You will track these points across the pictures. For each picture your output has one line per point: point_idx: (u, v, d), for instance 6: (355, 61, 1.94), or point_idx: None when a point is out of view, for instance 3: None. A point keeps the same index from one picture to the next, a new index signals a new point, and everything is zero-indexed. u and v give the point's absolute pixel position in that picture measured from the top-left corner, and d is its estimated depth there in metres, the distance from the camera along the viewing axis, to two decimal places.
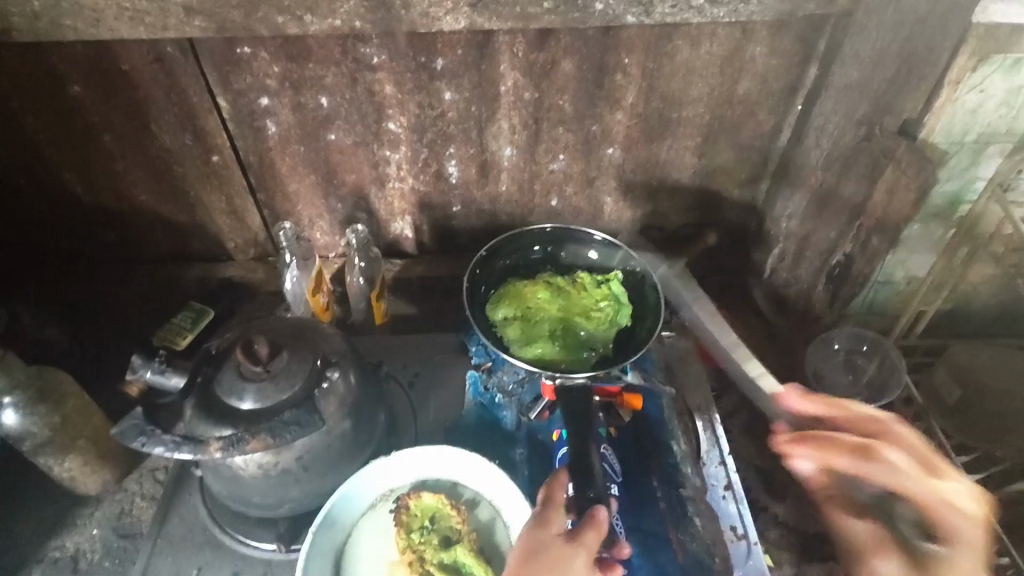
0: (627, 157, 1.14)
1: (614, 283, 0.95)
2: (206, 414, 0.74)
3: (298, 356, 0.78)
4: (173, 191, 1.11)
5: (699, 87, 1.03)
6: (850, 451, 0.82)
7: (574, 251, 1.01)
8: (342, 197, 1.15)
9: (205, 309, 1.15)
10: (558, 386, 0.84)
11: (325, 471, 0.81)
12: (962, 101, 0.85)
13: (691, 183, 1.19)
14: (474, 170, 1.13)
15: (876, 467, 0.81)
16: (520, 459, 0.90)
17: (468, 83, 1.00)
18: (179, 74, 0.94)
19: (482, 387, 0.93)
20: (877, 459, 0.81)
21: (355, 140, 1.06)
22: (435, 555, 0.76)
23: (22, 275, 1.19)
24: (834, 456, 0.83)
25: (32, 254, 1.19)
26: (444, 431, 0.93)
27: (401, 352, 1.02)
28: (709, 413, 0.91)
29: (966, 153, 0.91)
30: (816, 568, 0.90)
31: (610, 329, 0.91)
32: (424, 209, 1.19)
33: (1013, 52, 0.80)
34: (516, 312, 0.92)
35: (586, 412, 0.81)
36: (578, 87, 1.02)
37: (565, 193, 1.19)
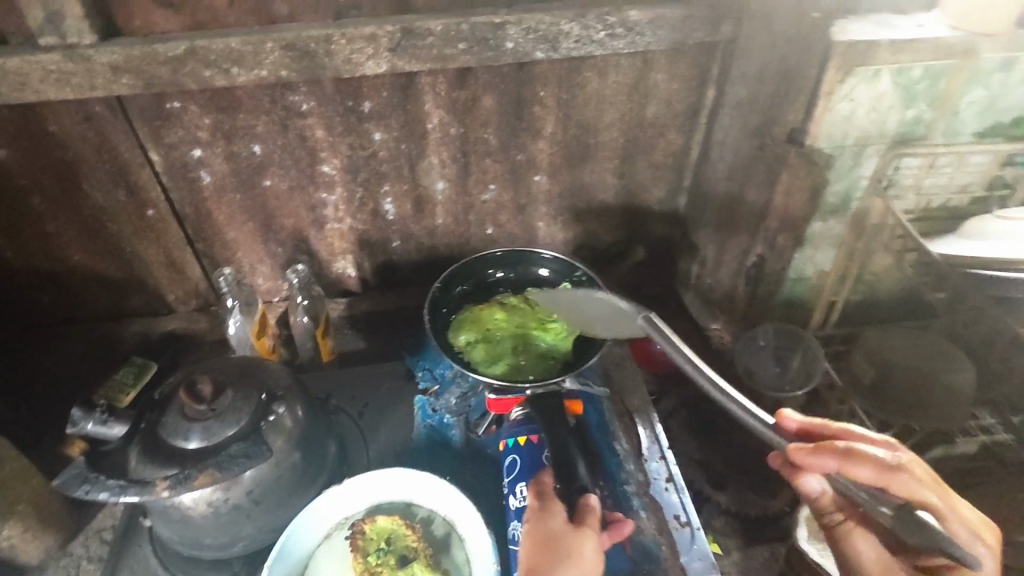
0: (553, 182, 1.21)
1: (565, 294, 0.99)
2: (156, 461, 0.74)
3: (243, 393, 0.79)
4: (108, 248, 1.11)
5: (610, 114, 1.12)
6: (877, 462, 0.67)
7: (525, 271, 1.05)
8: (281, 241, 1.18)
9: (148, 363, 1.12)
10: (529, 397, 0.88)
11: (277, 504, 0.82)
12: (836, 110, 0.94)
13: (615, 202, 1.27)
14: (410, 205, 1.18)
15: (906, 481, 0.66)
16: (472, 474, 0.93)
17: (396, 123, 1.06)
18: (109, 131, 0.97)
19: (430, 410, 0.98)
20: (907, 472, 0.66)
21: (290, 185, 1.10)
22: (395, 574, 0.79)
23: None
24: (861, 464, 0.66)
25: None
26: (396, 455, 0.95)
27: (349, 385, 1.04)
28: (647, 414, 0.96)
29: (848, 155, 1.01)
30: (759, 549, 0.97)
31: (568, 338, 0.94)
32: (365, 248, 1.22)
33: (871, 65, 0.90)
34: (476, 335, 0.95)
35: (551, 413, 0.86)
36: (500, 121, 1.10)
37: (499, 221, 1.25)
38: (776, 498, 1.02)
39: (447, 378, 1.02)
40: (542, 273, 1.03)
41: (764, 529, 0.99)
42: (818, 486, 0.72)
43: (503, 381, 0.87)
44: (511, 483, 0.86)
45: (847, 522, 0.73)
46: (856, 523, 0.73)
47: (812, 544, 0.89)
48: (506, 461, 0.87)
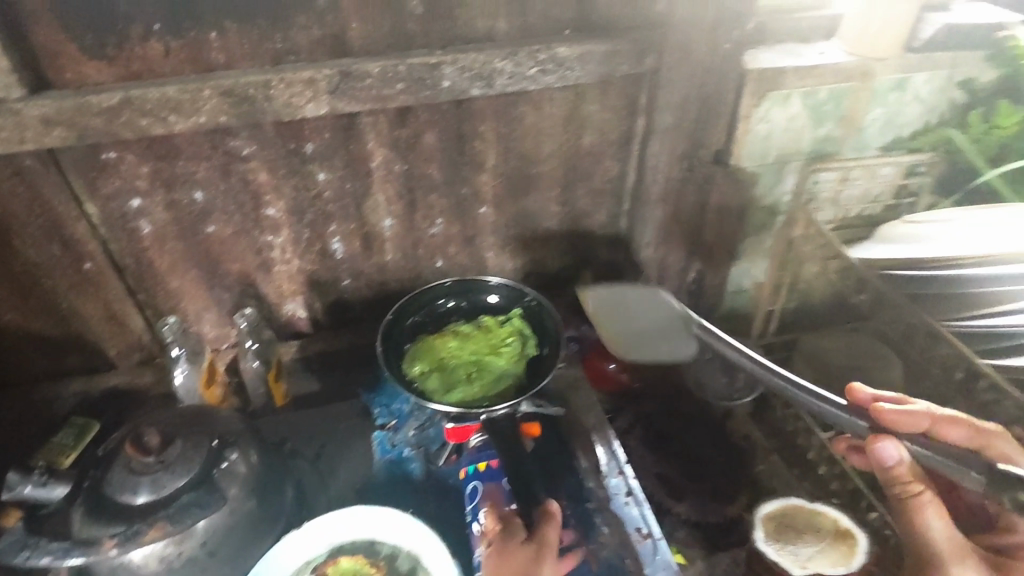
0: (499, 213, 1.24)
1: (517, 319, 1.01)
2: (97, 522, 0.72)
3: (193, 442, 0.78)
4: (43, 305, 1.07)
5: (548, 145, 1.17)
6: (968, 427, 0.86)
7: (476, 299, 1.06)
8: (228, 286, 1.16)
9: (91, 421, 1.06)
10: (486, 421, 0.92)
11: (234, 555, 0.79)
12: (756, 131, 1.04)
13: (560, 230, 1.31)
14: (358, 243, 1.19)
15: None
16: (434, 505, 0.92)
17: (339, 162, 1.07)
18: (41, 185, 0.94)
19: (389, 444, 0.98)
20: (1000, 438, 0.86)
21: (234, 230, 1.09)
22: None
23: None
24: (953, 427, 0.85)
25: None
26: (356, 494, 0.94)
27: (305, 427, 1.02)
28: (603, 430, 0.97)
29: (770, 172, 1.09)
30: (722, 556, 0.99)
31: (521, 361, 0.96)
32: (315, 288, 1.22)
33: (783, 89, 1.00)
34: (431, 365, 0.95)
35: (508, 439, 0.91)
36: (442, 156, 1.13)
37: (448, 254, 1.27)
38: (734, 504, 1.06)
39: (405, 413, 1.02)
40: (492, 299, 1.04)
41: (725, 535, 1.02)
42: (896, 454, 0.79)
43: (458, 408, 0.88)
44: (473, 510, 0.86)
45: (924, 495, 0.81)
46: (927, 499, 0.81)
47: (769, 544, 0.92)
48: (467, 488, 0.89)
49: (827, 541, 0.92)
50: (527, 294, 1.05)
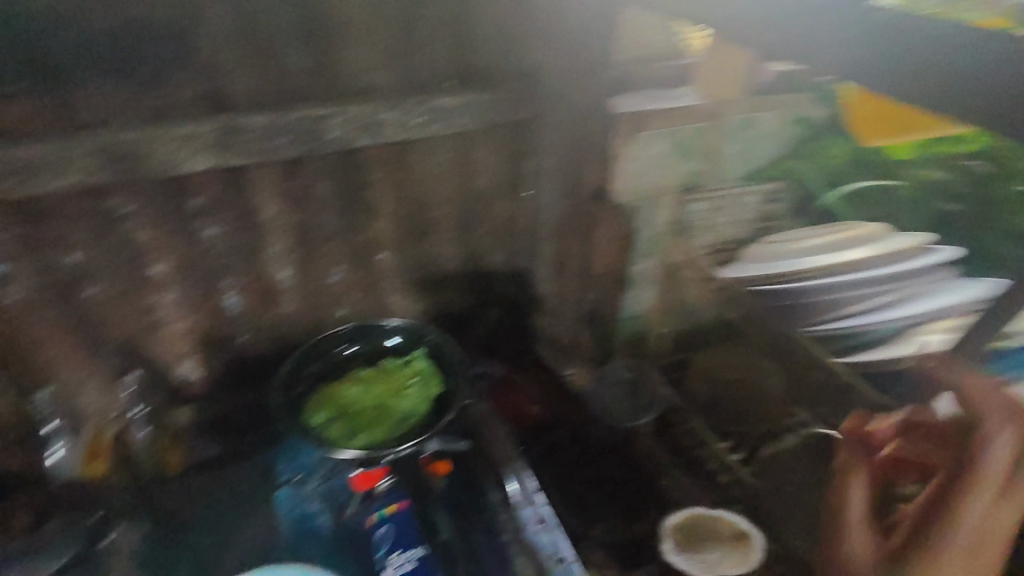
0: (400, 258, 1.26)
1: (419, 359, 1.03)
2: None
3: None
4: None
5: (441, 189, 1.22)
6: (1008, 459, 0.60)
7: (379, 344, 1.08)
8: (111, 353, 1.08)
9: None
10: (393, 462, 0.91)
11: None
12: (628, 170, 1.14)
13: (461, 271, 1.34)
14: (255, 297, 1.16)
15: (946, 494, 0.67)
16: (340, 559, 0.86)
17: (229, 216, 1.06)
18: None
19: (292, 501, 0.92)
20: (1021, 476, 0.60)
21: (116, 292, 1.04)
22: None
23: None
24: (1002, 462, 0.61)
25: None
26: (259, 557, 0.87)
27: (200, 493, 0.94)
28: (516, 464, 0.96)
29: (648, 205, 1.19)
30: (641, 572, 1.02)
31: (425, 399, 0.97)
32: (209, 347, 1.17)
33: (648, 130, 1.10)
34: (333, 412, 0.95)
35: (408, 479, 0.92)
36: (338, 205, 1.15)
37: (352, 302, 1.26)
38: (645, 519, 1.09)
39: (309, 466, 0.96)
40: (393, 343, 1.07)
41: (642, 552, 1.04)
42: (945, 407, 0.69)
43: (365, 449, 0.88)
44: (383, 556, 0.82)
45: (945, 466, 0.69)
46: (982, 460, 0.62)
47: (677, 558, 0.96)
48: (375, 536, 0.84)
49: (730, 547, 0.95)
50: (424, 335, 1.08)
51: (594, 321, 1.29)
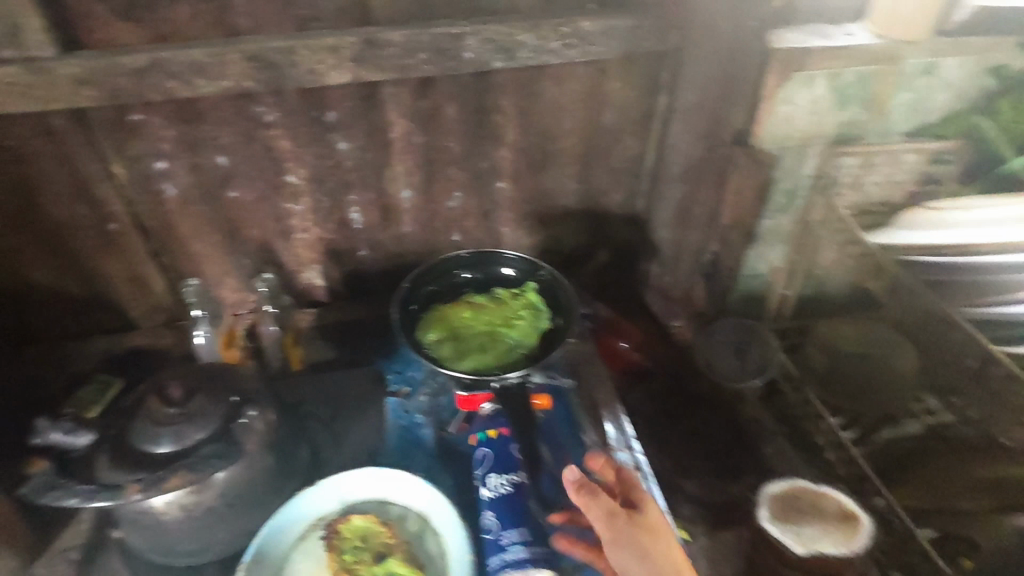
0: (517, 189, 1.24)
1: (531, 292, 1.03)
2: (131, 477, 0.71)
3: (213, 395, 0.78)
4: (68, 264, 1.08)
5: (568, 121, 1.17)
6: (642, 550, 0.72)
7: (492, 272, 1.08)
8: (248, 253, 1.17)
9: (114, 376, 0.99)
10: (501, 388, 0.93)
11: (250, 506, 0.80)
12: (778, 113, 1.02)
13: (577, 207, 1.30)
14: (377, 214, 1.20)
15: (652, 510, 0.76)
16: (441, 471, 0.91)
17: (360, 132, 1.08)
18: (70, 144, 0.96)
19: (402, 410, 0.97)
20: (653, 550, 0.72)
21: (256, 196, 1.10)
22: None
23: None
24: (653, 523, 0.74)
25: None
26: (367, 457, 0.94)
27: (320, 391, 1.02)
28: (614, 407, 0.99)
29: (792, 155, 1.08)
30: (729, 534, 1.01)
31: (534, 333, 0.98)
32: (333, 257, 1.23)
33: (807, 70, 0.97)
34: (445, 333, 0.97)
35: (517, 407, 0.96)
36: (463, 129, 1.13)
37: (466, 228, 1.27)
38: (740, 483, 1.07)
39: (417, 380, 1.01)
40: (507, 274, 1.07)
41: (732, 515, 1.03)
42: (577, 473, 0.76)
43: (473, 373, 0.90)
44: (483, 475, 0.85)
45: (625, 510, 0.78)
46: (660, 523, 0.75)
47: (773, 523, 0.91)
48: (477, 455, 0.87)
49: (833, 524, 0.91)
50: (539, 270, 1.07)
51: (712, 274, 1.22)
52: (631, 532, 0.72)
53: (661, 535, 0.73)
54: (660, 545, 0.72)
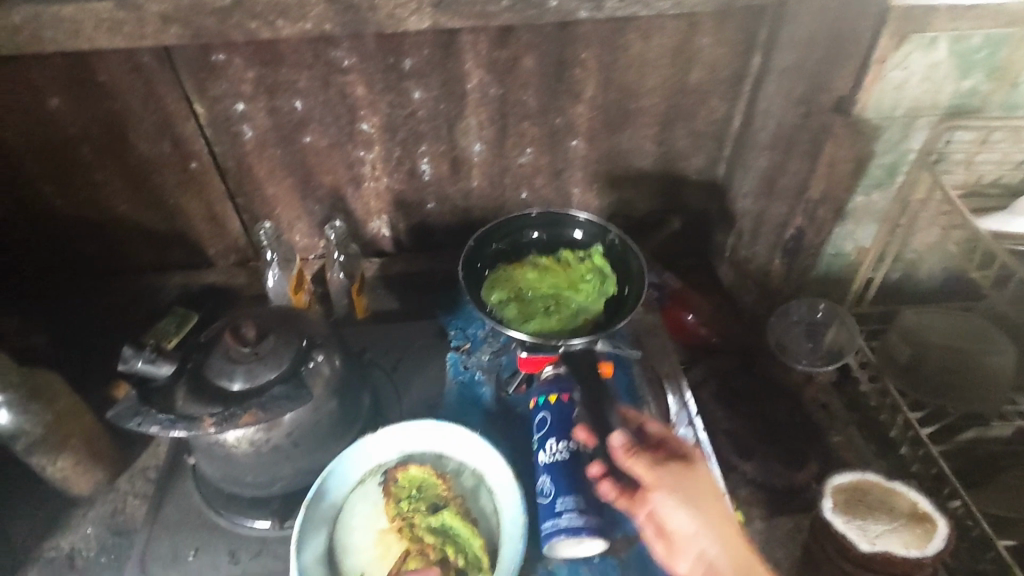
0: (591, 148, 1.19)
1: (596, 256, 1.01)
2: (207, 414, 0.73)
3: (285, 338, 0.80)
4: (152, 200, 1.11)
5: (652, 78, 1.10)
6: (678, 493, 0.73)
7: (558, 233, 1.05)
8: (320, 198, 1.18)
9: (191, 311, 1.03)
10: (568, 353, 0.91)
11: (316, 446, 0.83)
12: (888, 78, 0.91)
13: (652, 170, 1.24)
14: (447, 167, 1.18)
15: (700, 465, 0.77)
16: (499, 429, 0.92)
17: (435, 81, 1.06)
18: (156, 82, 0.97)
19: (462, 367, 0.98)
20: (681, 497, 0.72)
21: (329, 142, 1.10)
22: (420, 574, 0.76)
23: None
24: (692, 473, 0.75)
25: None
26: (427, 409, 0.95)
27: (383, 339, 1.04)
28: (677, 379, 0.96)
29: (898, 127, 0.98)
30: (786, 519, 0.99)
31: (599, 299, 0.96)
32: (401, 208, 1.23)
33: (929, 31, 0.86)
34: (509, 294, 0.96)
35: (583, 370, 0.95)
36: (540, 83, 1.09)
37: (535, 185, 1.24)
38: (802, 471, 1.04)
39: (479, 338, 1.01)
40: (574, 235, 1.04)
41: (791, 502, 1.01)
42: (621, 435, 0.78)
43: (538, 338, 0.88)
44: (541, 439, 0.84)
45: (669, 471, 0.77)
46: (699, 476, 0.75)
47: (836, 514, 0.87)
48: (536, 419, 0.86)
49: (902, 522, 0.86)
50: (608, 232, 1.03)
51: (793, 251, 1.14)
52: (677, 481, 0.74)
53: (708, 486, 0.74)
54: (708, 497, 0.72)
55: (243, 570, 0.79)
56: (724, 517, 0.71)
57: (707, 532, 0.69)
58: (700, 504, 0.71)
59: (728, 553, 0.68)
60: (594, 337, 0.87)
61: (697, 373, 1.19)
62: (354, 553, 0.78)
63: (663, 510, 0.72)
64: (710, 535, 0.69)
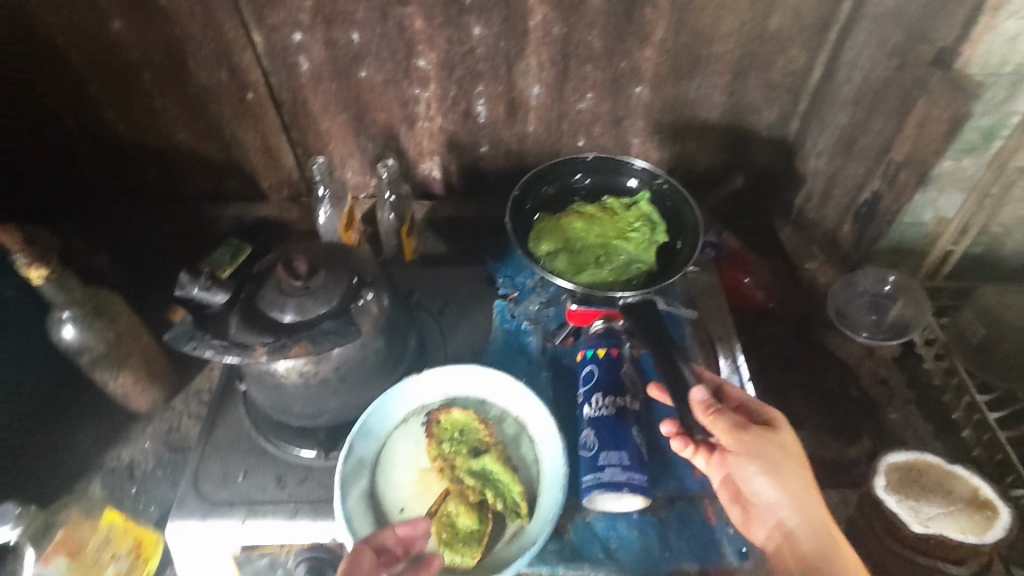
0: (654, 96, 1.12)
1: (643, 203, 0.95)
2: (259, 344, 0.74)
3: (335, 275, 0.80)
4: (209, 130, 1.11)
5: (729, 22, 1.02)
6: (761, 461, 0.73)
7: (604, 180, 1.00)
8: (373, 136, 1.16)
9: (244, 243, 1.03)
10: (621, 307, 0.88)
11: (362, 382, 0.84)
12: (1002, 29, 0.81)
13: (719, 123, 1.17)
14: (503, 109, 1.13)
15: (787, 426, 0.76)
16: (544, 380, 0.91)
17: (497, 17, 1.00)
18: (215, 8, 0.95)
19: (508, 315, 0.97)
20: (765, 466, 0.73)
21: (385, 78, 1.07)
22: (457, 515, 0.77)
23: (43, 209, 1.18)
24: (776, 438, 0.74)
25: (58, 194, 1.18)
26: (472, 353, 0.95)
27: (430, 282, 1.03)
28: (731, 343, 0.93)
29: (1003, 85, 0.86)
30: (830, 491, 0.97)
31: (651, 248, 0.91)
32: (453, 150, 1.20)
33: None
34: (557, 245, 0.92)
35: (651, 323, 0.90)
36: (607, 23, 1.02)
37: (592, 133, 1.18)
38: (852, 445, 1.01)
39: (527, 288, 1.00)
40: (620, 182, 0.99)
41: (837, 475, 0.98)
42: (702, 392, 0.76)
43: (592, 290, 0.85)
44: (587, 393, 0.83)
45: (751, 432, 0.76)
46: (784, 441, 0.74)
47: (889, 493, 0.85)
48: (583, 372, 0.85)
49: (959, 507, 0.83)
50: (656, 178, 0.99)
51: (866, 217, 1.07)
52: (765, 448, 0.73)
53: (796, 453, 0.73)
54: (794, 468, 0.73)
55: (289, 495, 0.82)
56: (809, 487, 0.72)
57: (791, 502, 0.71)
58: (786, 474, 0.72)
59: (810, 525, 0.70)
60: (648, 293, 0.85)
61: (748, 338, 1.15)
62: (395, 490, 0.80)
63: (745, 475, 0.74)
64: (792, 505, 0.71)
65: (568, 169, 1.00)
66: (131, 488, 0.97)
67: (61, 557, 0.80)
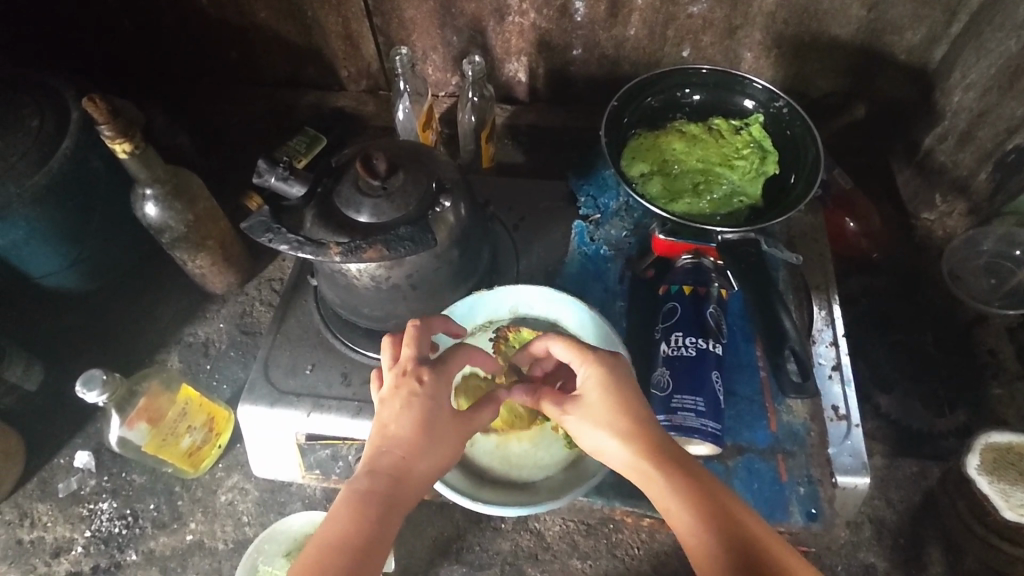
0: (782, 3, 0.94)
1: (756, 127, 0.85)
2: (333, 243, 0.70)
3: (414, 178, 0.76)
4: (290, 10, 1.05)
5: None
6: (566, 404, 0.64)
7: (715, 96, 0.90)
8: (458, 29, 1.06)
9: (320, 136, 1.01)
10: (723, 244, 0.80)
11: (432, 292, 0.82)
12: None
13: (850, 42, 0.99)
14: (604, 7, 0.99)
15: (623, 379, 0.63)
16: (620, 311, 0.87)
17: None
18: None
19: (588, 238, 0.91)
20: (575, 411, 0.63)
21: None
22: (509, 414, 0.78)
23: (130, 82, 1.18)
24: (595, 372, 0.63)
25: (141, 67, 1.17)
26: (546, 276, 0.90)
27: (507, 196, 0.97)
28: (827, 294, 0.86)
29: None
30: (908, 462, 0.92)
31: (758, 179, 0.82)
32: (544, 51, 1.07)
33: None
34: (652, 166, 0.84)
35: (754, 264, 0.79)
36: None
37: (700, 43, 1.02)
38: (945, 418, 0.94)
39: (610, 210, 0.93)
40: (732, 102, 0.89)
41: (923, 448, 0.93)
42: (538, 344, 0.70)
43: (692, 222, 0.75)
44: (667, 331, 0.79)
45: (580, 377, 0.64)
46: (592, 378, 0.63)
47: (981, 475, 0.79)
48: (664, 308, 0.80)
49: None
50: (775, 100, 0.88)
51: (1012, 166, 0.96)
52: (610, 423, 0.61)
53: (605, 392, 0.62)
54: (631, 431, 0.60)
55: (354, 394, 0.83)
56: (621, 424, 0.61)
57: (667, 481, 0.58)
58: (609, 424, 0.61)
59: (704, 506, 0.57)
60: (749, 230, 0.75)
61: (845, 291, 1.06)
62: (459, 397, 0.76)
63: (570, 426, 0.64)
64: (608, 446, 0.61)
65: (676, 81, 0.90)
66: (205, 364, 1.02)
67: (143, 423, 0.84)
